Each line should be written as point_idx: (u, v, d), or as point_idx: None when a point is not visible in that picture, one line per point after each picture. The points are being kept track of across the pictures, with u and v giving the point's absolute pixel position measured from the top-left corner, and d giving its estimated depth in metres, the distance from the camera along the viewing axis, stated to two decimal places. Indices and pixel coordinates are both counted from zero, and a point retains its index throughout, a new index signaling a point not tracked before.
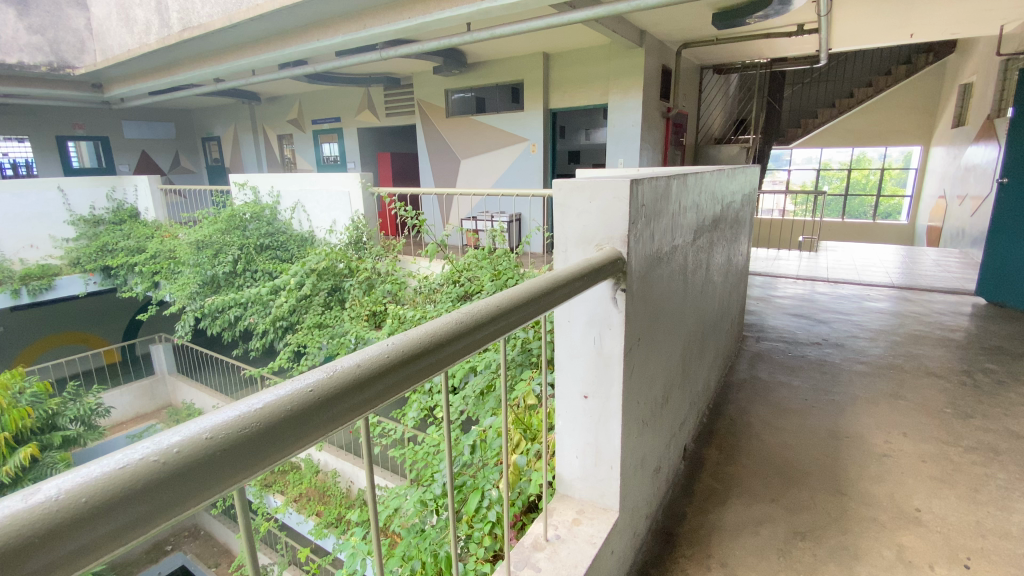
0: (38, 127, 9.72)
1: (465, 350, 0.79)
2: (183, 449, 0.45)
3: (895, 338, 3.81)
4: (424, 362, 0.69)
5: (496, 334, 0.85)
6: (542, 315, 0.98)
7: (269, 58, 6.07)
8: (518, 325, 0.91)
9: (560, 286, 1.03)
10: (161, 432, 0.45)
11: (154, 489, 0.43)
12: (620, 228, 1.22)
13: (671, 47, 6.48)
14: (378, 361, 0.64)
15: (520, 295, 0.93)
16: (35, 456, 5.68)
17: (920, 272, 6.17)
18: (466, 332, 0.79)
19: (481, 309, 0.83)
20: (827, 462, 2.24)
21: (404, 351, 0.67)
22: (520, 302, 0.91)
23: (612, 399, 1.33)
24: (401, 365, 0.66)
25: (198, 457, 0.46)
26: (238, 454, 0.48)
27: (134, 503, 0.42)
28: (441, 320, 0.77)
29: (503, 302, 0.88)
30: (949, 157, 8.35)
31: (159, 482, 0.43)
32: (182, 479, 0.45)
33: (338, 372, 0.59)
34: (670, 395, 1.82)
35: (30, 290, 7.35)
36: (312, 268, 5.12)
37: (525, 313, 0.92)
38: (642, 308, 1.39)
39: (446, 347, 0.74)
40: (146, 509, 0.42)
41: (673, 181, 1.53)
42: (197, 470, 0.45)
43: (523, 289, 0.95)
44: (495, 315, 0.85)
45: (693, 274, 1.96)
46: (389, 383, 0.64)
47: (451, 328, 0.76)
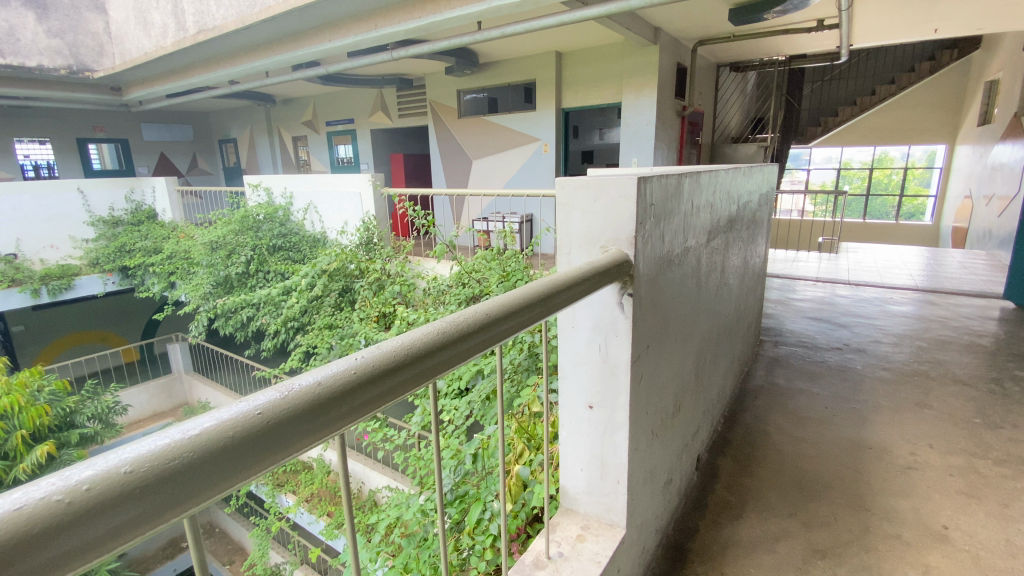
0: (60, 129, 9.97)
1: (451, 363, 0.70)
2: (95, 486, 0.38)
3: (920, 344, 3.66)
4: (400, 378, 0.61)
5: (488, 344, 0.77)
6: (540, 322, 0.90)
7: (281, 59, 6.09)
8: (513, 333, 0.83)
9: (558, 292, 0.95)
10: (69, 465, 0.37)
11: (53, 533, 0.35)
12: (626, 229, 1.15)
13: (686, 45, 6.36)
14: (346, 378, 0.55)
15: (515, 300, 0.84)
16: (51, 453, 5.77)
17: (945, 274, 5.96)
18: (450, 343, 0.70)
19: (470, 316, 0.75)
20: (848, 475, 2.14)
21: (378, 366, 0.59)
22: (516, 307, 0.83)
23: (618, 410, 1.26)
24: (374, 381, 0.58)
25: (114, 493, 0.38)
26: (165, 487, 0.41)
27: (32, 553, 0.34)
28: (422, 329, 0.68)
29: (495, 308, 0.80)
30: (975, 156, 8.07)
31: (61, 527, 0.35)
32: (93, 520, 0.37)
33: (294, 393, 0.51)
34: (682, 403, 1.74)
35: (50, 290, 7.46)
36: (323, 269, 5.10)
37: (520, 321, 0.84)
38: (651, 313, 1.32)
39: (428, 360, 0.65)
40: (46, 559, 0.35)
41: (686, 180, 1.46)
42: (111, 508, 0.38)
43: (518, 294, 0.87)
44: (487, 321, 0.77)
45: (706, 277, 1.88)
46: (359, 403, 0.56)
47: (434, 338, 0.68)
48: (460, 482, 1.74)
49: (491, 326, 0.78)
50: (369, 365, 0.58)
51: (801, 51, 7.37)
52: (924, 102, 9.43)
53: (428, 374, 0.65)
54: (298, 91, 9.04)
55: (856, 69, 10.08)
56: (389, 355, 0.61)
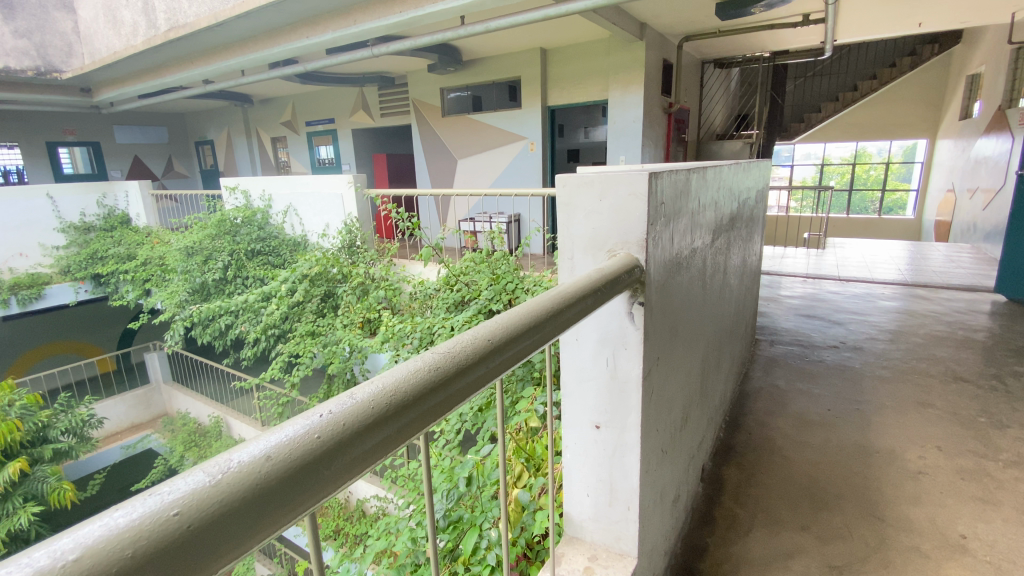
0: (28, 133, 9.60)
1: (448, 406, 0.55)
2: None
3: (916, 340, 3.61)
4: (382, 437, 0.47)
5: (491, 377, 0.63)
6: (549, 343, 0.76)
7: (257, 57, 5.89)
8: (519, 360, 0.69)
9: (563, 308, 0.81)
10: None
11: None
12: (637, 231, 1.03)
13: (671, 40, 6.29)
14: (306, 446, 0.41)
15: (520, 319, 0.71)
16: (23, 470, 5.51)
17: (932, 267, 5.97)
18: (447, 380, 0.55)
19: (466, 344, 0.60)
20: (858, 482, 2.05)
21: (349, 426, 0.44)
22: (522, 329, 0.69)
23: (628, 430, 1.14)
24: (348, 445, 0.44)
25: None
26: None
27: None
28: (406, 366, 0.54)
29: (497, 331, 0.66)
30: (957, 150, 8.13)
31: None
32: None
33: (232, 474, 0.37)
34: (689, 414, 1.64)
35: (19, 300, 7.19)
36: (304, 274, 4.94)
37: (528, 343, 0.70)
38: (662, 321, 1.21)
39: (420, 408, 0.51)
40: None
41: (693, 176, 1.35)
42: None
43: (522, 313, 0.73)
44: (489, 349, 0.63)
45: (711, 278, 1.78)
46: (326, 479, 0.42)
47: (424, 376, 0.53)
48: (454, 505, 1.60)
49: (496, 354, 0.63)
50: (336, 424, 0.44)
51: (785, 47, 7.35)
52: (905, 97, 9.50)
53: (417, 426, 0.51)
54: (276, 91, 8.80)
55: (837, 65, 10.13)
56: (364, 406, 0.47)
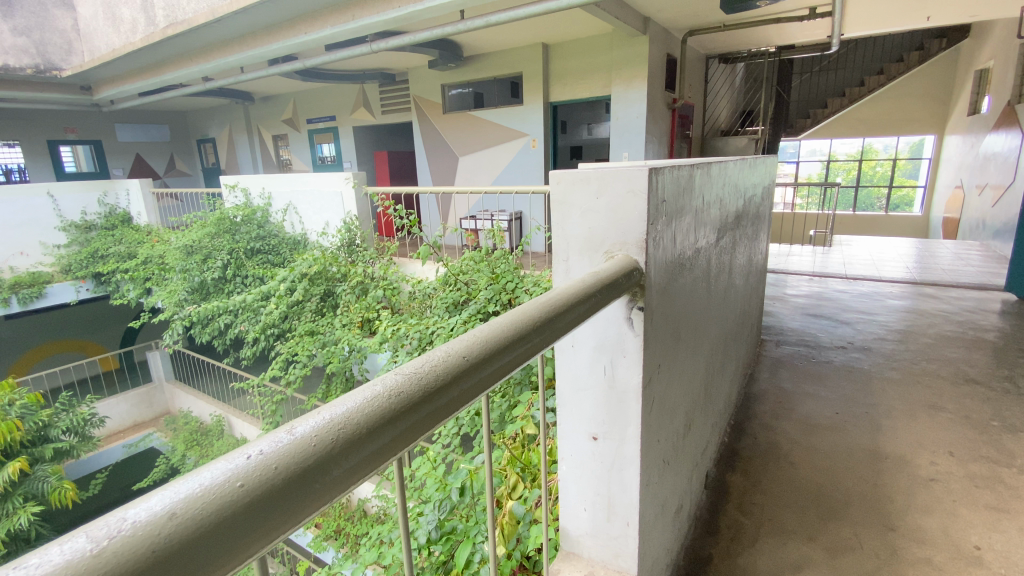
0: (30, 132, 9.59)
1: (413, 438, 0.47)
2: None
3: (926, 341, 3.52)
4: (325, 481, 0.39)
5: (467, 399, 0.55)
6: (537, 357, 0.69)
7: (256, 54, 5.83)
8: (501, 377, 0.61)
9: (553, 317, 0.73)
10: None
11: None
12: (636, 230, 0.96)
13: (675, 35, 6.19)
14: (223, 499, 0.34)
15: (503, 331, 0.63)
16: (23, 470, 5.48)
17: (940, 265, 5.87)
18: (415, 405, 0.48)
19: (437, 362, 0.53)
20: (869, 490, 1.98)
21: (282, 471, 0.37)
22: (506, 341, 0.62)
23: (627, 443, 1.07)
24: (281, 494, 0.37)
25: None
26: None
27: None
28: (364, 392, 0.46)
29: (476, 345, 0.58)
30: (966, 146, 7.99)
31: None
32: None
33: (124, 538, 0.30)
34: (692, 422, 1.57)
35: (20, 299, 7.21)
36: (303, 273, 4.89)
37: (513, 357, 0.62)
38: (663, 326, 1.14)
39: (376, 444, 0.44)
40: None
41: (696, 171, 1.28)
42: None
43: (505, 323, 0.65)
44: (465, 368, 0.55)
45: (715, 279, 1.70)
46: (250, 539, 0.35)
47: (385, 404, 0.46)
48: (446, 517, 1.54)
49: (473, 372, 0.55)
50: (267, 468, 0.37)
51: (791, 41, 7.23)
52: (912, 93, 9.36)
53: (371, 463, 0.43)
54: (277, 88, 8.74)
55: (844, 60, 9.98)
56: (304, 444, 0.39)
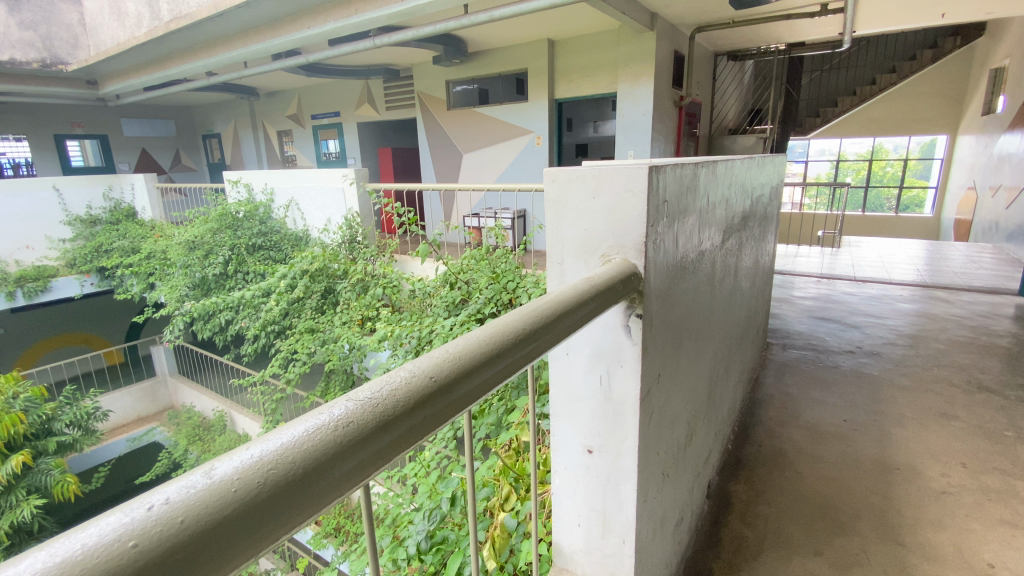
0: (36, 126, 9.61)
1: (362, 475, 0.42)
2: None
3: (936, 346, 3.44)
4: (244, 529, 0.35)
5: (433, 425, 0.50)
6: (517, 374, 0.63)
7: (259, 49, 5.79)
8: (475, 399, 0.56)
9: (541, 328, 0.67)
10: None
11: None
12: (635, 232, 0.90)
13: (683, 31, 6.10)
14: (116, 559, 0.30)
15: (479, 346, 0.57)
16: (26, 463, 5.48)
17: (951, 268, 5.75)
18: (366, 437, 0.43)
19: (396, 386, 0.48)
20: (877, 502, 1.91)
21: (190, 525, 0.33)
22: (480, 358, 0.56)
23: (624, 456, 1.01)
24: (187, 552, 0.32)
25: None
26: None
27: None
28: (306, 424, 0.42)
29: (446, 364, 0.53)
30: (979, 147, 7.85)
31: None
32: None
33: None
34: (694, 431, 1.50)
35: (25, 292, 7.22)
36: (304, 270, 4.84)
37: (489, 375, 0.57)
38: (663, 334, 1.07)
39: (314, 486, 0.39)
40: None
41: (701, 170, 1.21)
42: None
43: (481, 336, 0.59)
44: (429, 391, 0.49)
45: (721, 281, 1.64)
46: None
47: (326, 440, 0.40)
48: (438, 528, 1.48)
49: (439, 396, 0.50)
50: (173, 519, 0.32)
51: (801, 39, 7.11)
52: (925, 92, 9.21)
53: (306, 507, 0.38)
54: (282, 84, 8.72)
55: (854, 58, 9.83)
56: (223, 487, 0.35)
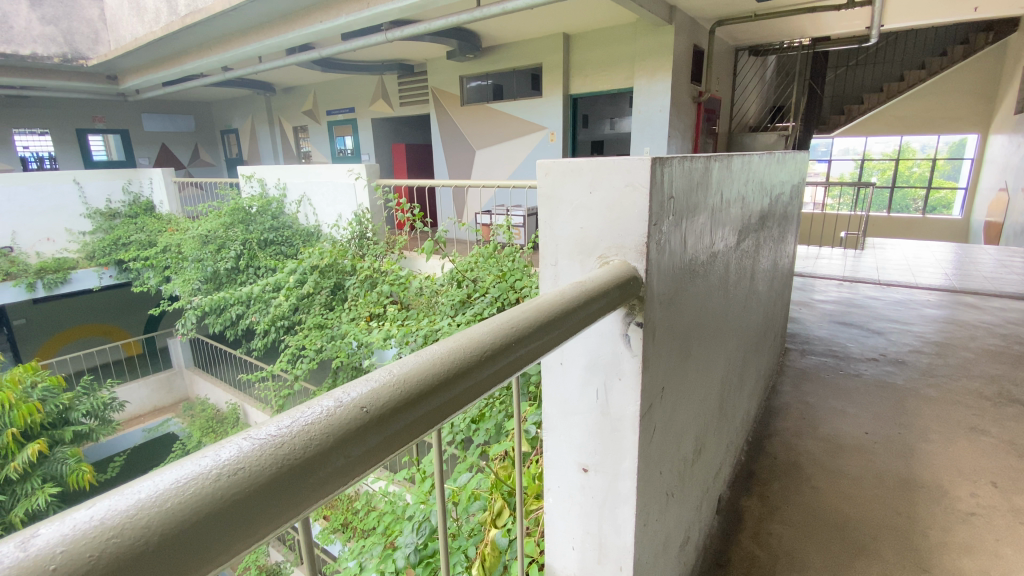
0: (60, 120, 9.82)
1: (255, 536, 0.32)
2: None
3: (965, 355, 3.26)
4: None
5: (367, 466, 0.39)
6: (483, 398, 0.52)
7: (272, 43, 5.78)
8: (428, 431, 0.45)
9: (514, 342, 0.56)
10: None
11: None
12: (635, 232, 0.81)
13: (703, 25, 5.93)
14: None
15: (434, 366, 0.47)
16: (43, 452, 5.58)
17: (981, 272, 5.51)
18: (260, 492, 0.32)
19: (321, 417, 0.37)
20: (899, 523, 1.79)
21: None
22: (434, 384, 0.45)
23: (621, 478, 0.92)
24: None
25: None
26: None
27: None
28: (180, 472, 0.31)
29: (385, 389, 0.42)
30: (1011, 146, 7.51)
31: None
32: None
33: None
34: (703, 445, 1.41)
35: (46, 284, 7.29)
36: (313, 266, 4.82)
37: (443, 402, 0.46)
38: (667, 345, 0.98)
39: (179, 555, 0.29)
40: None
41: (715, 163, 1.11)
42: None
43: (440, 351, 0.49)
44: (362, 426, 0.38)
45: (735, 285, 1.53)
46: None
47: (204, 496, 0.30)
48: (427, 541, 1.40)
49: (373, 433, 0.39)
50: None
51: (827, 33, 6.87)
52: (956, 89, 8.86)
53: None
54: (298, 79, 8.74)
55: (883, 53, 9.50)
56: (30, 568, 0.24)
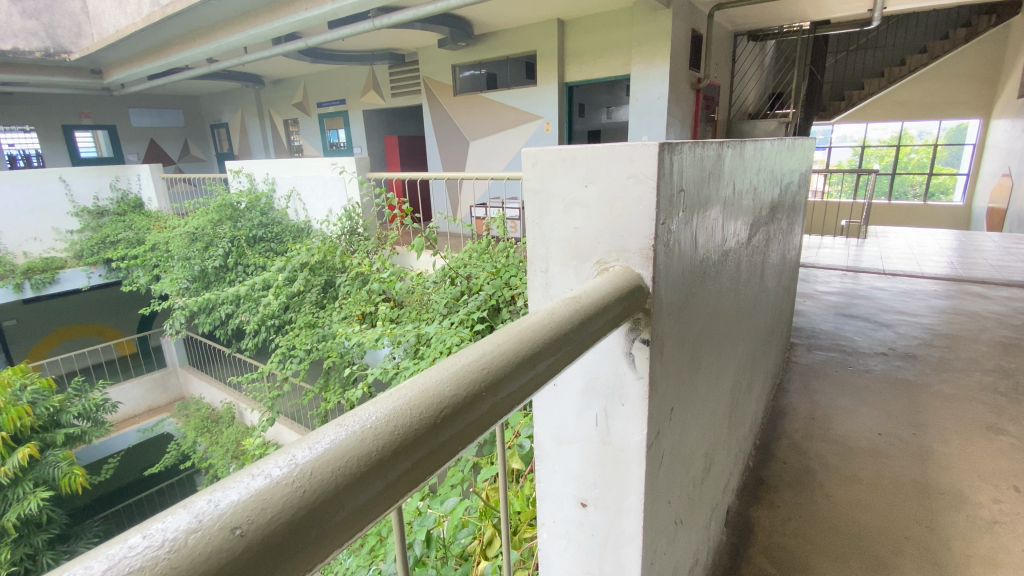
0: (45, 117, 9.60)
1: None
2: None
3: (977, 348, 3.14)
4: None
5: None
6: (446, 471, 0.39)
7: (258, 33, 5.59)
8: (356, 539, 0.32)
9: (489, 386, 0.42)
10: None
11: None
12: (639, 232, 0.67)
13: (701, 9, 5.75)
14: None
15: (364, 441, 0.33)
16: (33, 456, 5.40)
17: (985, 260, 5.41)
18: None
19: (158, 560, 0.24)
20: (919, 534, 1.68)
21: None
22: (362, 473, 0.32)
23: (625, 515, 0.80)
24: None
25: None
26: None
27: None
28: None
29: (276, 494, 0.28)
30: (1015, 131, 7.32)
31: None
32: None
33: None
34: (713, 461, 1.29)
35: (33, 284, 7.12)
36: (303, 263, 4.67)
37: (375, 495, 0.32)
38: (675, 361, 0.85)
39: None
40: None
41: (727, 150, 0.98)
42: None
43: (376, 417, 0.35)
44: (228, 565, 0.25)
45: (746, 283, 1.40)
46: None
47: None
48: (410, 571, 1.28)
49: (258, 566, 0.26)
50: None
51: (827, 16, 6.69)
52: (957, 73, 8.69)
53: None
54: (287, 71, 8.54)
55: (884, 37, 9.30)
56: None
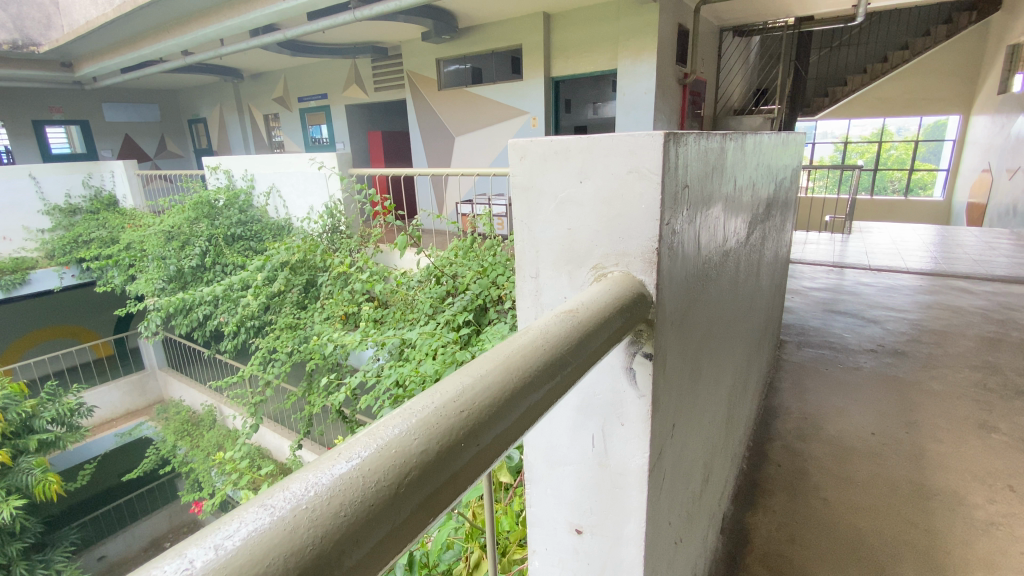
0: (14, 112, 9.26)
1: None
2: None
3: (963, 344, 3.14)
4: None
5: None
6: (421, 540, 0.31)
7: (234, 24, 5.42)
8: None
9: (473, 431, 0.35)
10: None
11: None
12: (641, 235, 0.60)
13: (687, 3, 5.71)
14: None
15: (308, 523, 0.25)
16: (5, 463, 5.18)
17: (966, 254, 5.46)
18: None
19: None
20: (916, 538, 1.64)
21: None
22: (306, 568, 0.24)
23: (624, 546, 0.73)
24: None
25: None
26: None
27: None
28: None
29: None
30: (994, 127, 7.42)
31: None
32: None
33: None
34: (711, 470, 1.23)
35: (2, 285, 6.85)
36: (283, 262, 4.53)
37: None
38: (677, 375, 0.77)
39: None
40: None
41: (729, 143, 0.91)
42: None
43: (326, 491, 0.27)
44: None
45: (744, 282, 1.34)
46: None
47: None
48: None
49: None
50: None
51: (811, 12, 6.70)
52: (937, 69, 8.78)
53: None
54: (266, 64, 8.32)
55: (866, 34, 9.38)
56: None
